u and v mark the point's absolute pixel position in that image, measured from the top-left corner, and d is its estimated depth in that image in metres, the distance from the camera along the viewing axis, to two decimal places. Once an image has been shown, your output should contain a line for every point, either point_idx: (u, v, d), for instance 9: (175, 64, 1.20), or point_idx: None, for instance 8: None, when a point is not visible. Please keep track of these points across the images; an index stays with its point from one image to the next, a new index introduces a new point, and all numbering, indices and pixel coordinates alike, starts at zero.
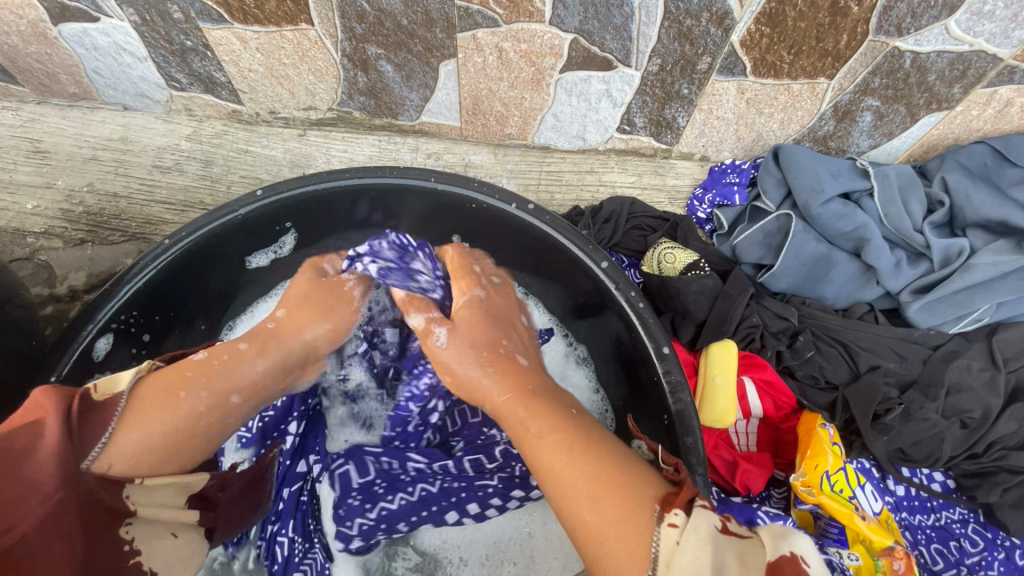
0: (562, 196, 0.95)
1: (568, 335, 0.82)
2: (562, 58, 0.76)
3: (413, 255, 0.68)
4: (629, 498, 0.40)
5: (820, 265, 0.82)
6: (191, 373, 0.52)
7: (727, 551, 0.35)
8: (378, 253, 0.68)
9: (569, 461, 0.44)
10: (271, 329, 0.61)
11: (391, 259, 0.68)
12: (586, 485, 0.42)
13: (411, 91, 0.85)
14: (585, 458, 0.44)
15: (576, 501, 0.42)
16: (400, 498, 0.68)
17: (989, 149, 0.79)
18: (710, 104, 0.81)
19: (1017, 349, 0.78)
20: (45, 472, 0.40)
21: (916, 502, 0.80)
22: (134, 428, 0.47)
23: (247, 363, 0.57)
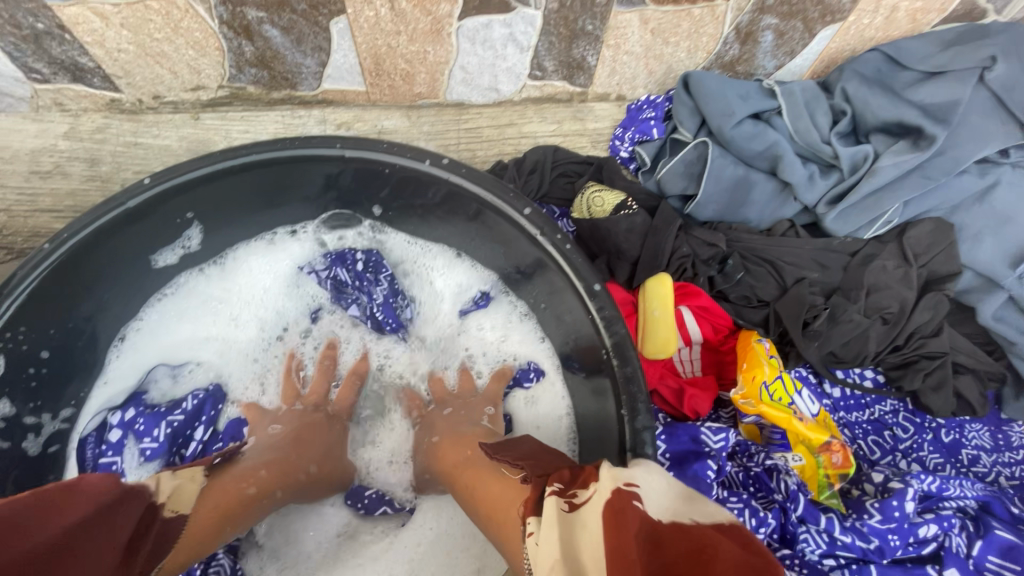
0: (484, 152, 0.93)
1: (510, 296, 0.81)
2: (458, 4, 0.72)
3: (372, 274, 0.81)
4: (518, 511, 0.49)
5: (740, 188, 0.83)
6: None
7: (570, 524, 0.40)
8: (341, 269, 0.82)
9: (492, 497, 0.54)
10: (304, 480, 0.66)
11: (350, 276, 0.81)
12: (489, 497, 0.55)
13: (304, 56, 0.79)
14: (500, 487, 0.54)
15: (478, 489, 0.58)
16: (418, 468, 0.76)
17: (882, 56, 0.80)
18: (616, 39, 0.81)
19: (926, 245, 0.82)
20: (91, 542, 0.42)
21: (851, 401, 0.85)
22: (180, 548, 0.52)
23: (268, 502, 0.62)
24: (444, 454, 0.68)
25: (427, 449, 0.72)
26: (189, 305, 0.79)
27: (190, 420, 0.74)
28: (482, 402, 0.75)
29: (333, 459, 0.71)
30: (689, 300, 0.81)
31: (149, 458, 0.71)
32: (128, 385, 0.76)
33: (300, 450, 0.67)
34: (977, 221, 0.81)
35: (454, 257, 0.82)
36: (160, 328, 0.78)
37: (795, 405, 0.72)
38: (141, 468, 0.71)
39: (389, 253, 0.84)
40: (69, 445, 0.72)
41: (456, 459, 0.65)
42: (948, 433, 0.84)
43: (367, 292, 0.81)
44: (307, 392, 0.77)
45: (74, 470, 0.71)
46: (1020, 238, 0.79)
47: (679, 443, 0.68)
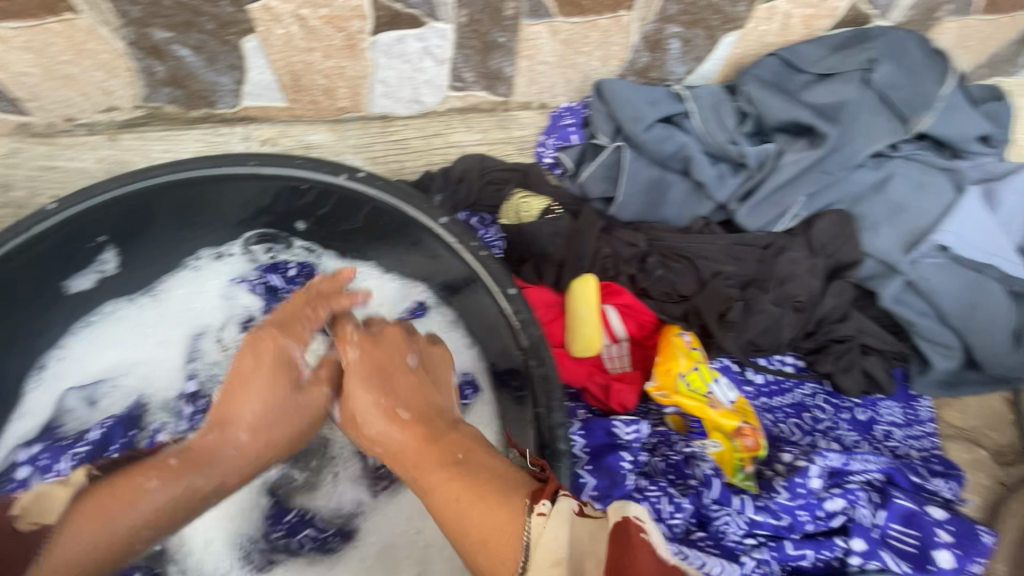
0: (412, 163, 0.94)
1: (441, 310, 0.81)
2: (369, 20, 0.74)
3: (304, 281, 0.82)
4: (508, 529, 0.50)
5: (657, 188, 0.87)
6: (127, 505, 0.60)
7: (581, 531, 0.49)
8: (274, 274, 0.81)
9: (461, 510, 0.53)
10: (231, 455, 0.65)
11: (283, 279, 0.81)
12: (481, 518, 0.51)
13: (219, 74, 0.79)
14: (471, 496, 0.53)
15: (452, 501, 0.54)
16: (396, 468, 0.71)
17: (780, 60, 0.86)
18: (530, 49, 0.84)
19: (831, 236, 0.86)
20: None
21: (773, 386, 0.89)
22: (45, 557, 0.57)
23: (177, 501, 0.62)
24: (411, 435, 0.59)
25: (369, 411, 0.61)
26: (110, 334, 0.77)
27: (97, 450, 0.71)
28: (444, 364, 0.67)
29: (270, 414, 0.66)
30: (613, 298, 0.83)
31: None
32: (43, 419, 0.73)
33: (203, 465, 0.64)
34: (875, 212, 0.87)
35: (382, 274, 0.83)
36: (78, 360, 0.75)
37: (712, 394, 0.75)
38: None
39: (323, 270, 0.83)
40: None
41: (424, 458, 0.58)
42: (864, 412, 0.89)
43: None
44: (263, 336, 0.66)
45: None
46: (912, 227, 0.85)
47: (596, 437, 0.72)
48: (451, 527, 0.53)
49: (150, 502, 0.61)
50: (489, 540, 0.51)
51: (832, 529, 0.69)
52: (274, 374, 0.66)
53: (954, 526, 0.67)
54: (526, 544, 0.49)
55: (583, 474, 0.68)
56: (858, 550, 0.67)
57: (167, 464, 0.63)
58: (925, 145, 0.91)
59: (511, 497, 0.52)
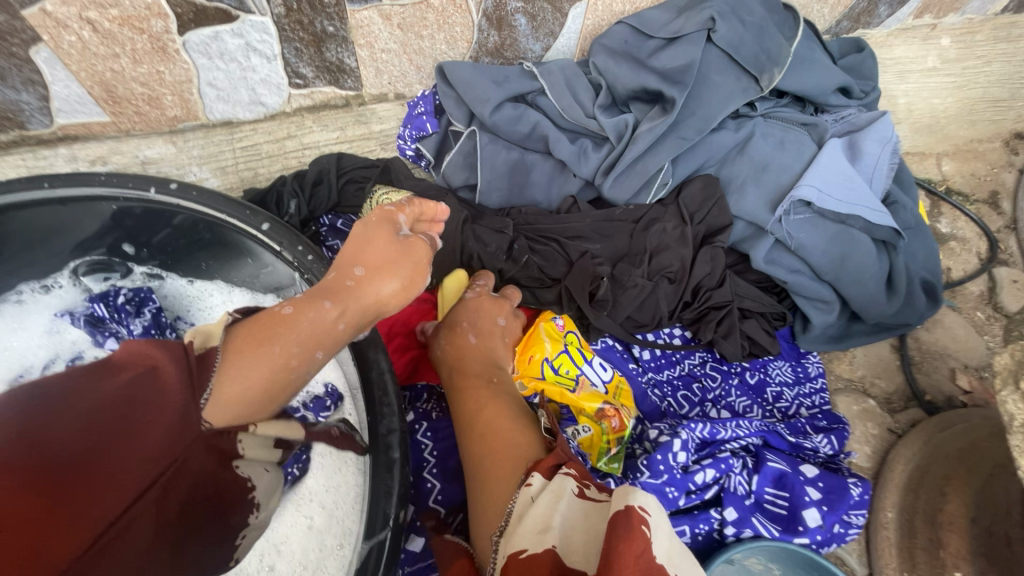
0: (265, 169, 0.89)
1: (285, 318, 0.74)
2: (171, 18, 0.69)
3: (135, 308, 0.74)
4: (513, 456, 0.56)
5: (519, 171, 0.84)
6: (282, 328, 0.51)
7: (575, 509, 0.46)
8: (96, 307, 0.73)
9: (484, 415, 0.62)
10: (349, 286, 0.59)
11: (107, 311, 0.73)
12: (496, 435, 0.59)
13: (18, 92, 0.72)
14: (508, 432, 0.59)
15: (482, 432, 0.60)
16: None
17: (627, 28, 0.84)
18: (366, 37, 0.79)
19: (699, 202, 0.85)
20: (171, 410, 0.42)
21: (662, 359, 0.87)
22: (227, 375, 0.46)
23: (307, 363, 0.52)
24: (470, 365, 0.69)
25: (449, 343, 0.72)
26: None
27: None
28: (498, 307, 0.74)
29: (396, 262, 0.63)
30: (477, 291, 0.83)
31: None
32: None
33: (326, 296, 0.57)
34: (740, 173, 0.86)
35: (225, 289, 0.79)
36: None
37: (583, 376, 0.73)
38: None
39: (167, 297, 0.78)
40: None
41: (478, 394, 0.65)
42: (753, 374, 0.88)
43: (127, 326, 0.73)
44: (380, 221, 0.66)
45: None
46: (776, 185, 0.84)
47: None
48: (467, 417, 0.63)
49: (296, 324, 0.52)
50: (499, 447, 0.57)
51: (708, 501, 0.69)
52: (379, 236, 0.64)
53: (824, 482, 0.68)
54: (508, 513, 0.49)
55: (429, 478, 0.69)
56: (731, 520, 0.66)
57: (324, 301, 0.56)
58: (785, 102, 0.90)
59: (516, 457, 0.55)
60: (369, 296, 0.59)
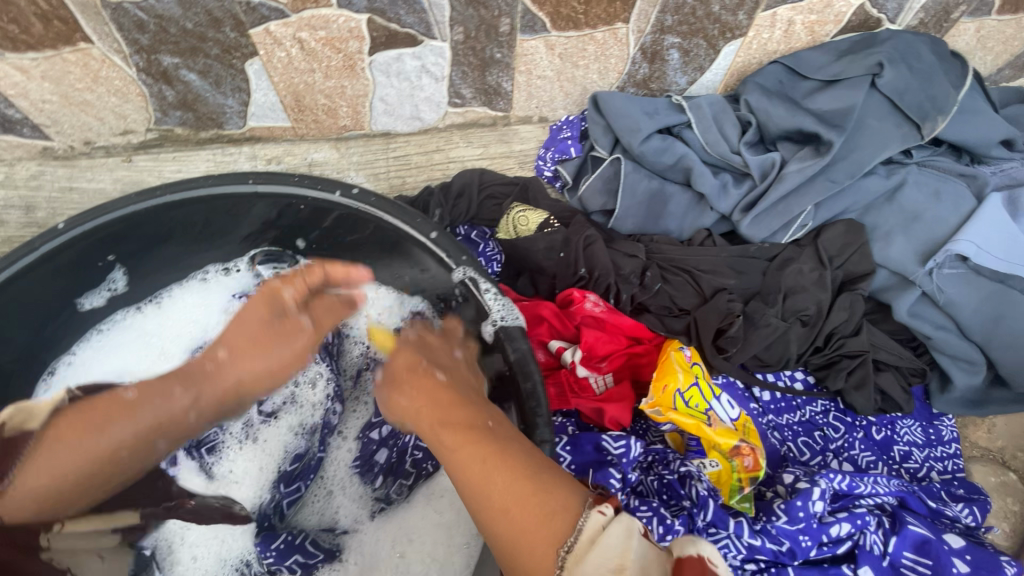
0: (413, 179, 0.95)
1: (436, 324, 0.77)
2: (366, 41, 0.76)
3: None
4: (548, 507, 0.49)
5: (657, 200, 0.86)
6: (120, 414, 0.60)
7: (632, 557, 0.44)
8: None
9: (486, 478, 0.52)
10: (213, 369, 0.65)
11: None
12: (507, 497, 0.51)
13: (226, 97, 0.82)
14: (518, 478, 0.51)
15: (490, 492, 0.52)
16: (400, 483, 0.72)
17: (783, 67, 0.85)
18: (527, 64, 0.84)
19: (839, 246, 0.84)
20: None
21: (782, 403, 0.85)
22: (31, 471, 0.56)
23: (134, 453, 0.61)
24: (445, 422, 0.59)
25: (406, 406, 0.63)
26: (125, 341, 0.79)
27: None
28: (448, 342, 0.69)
29: (270, 359, 0.66)
30: (575, 315, 0.80)
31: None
32: None
33: (201, 377, 0.65)
34: (887, 222, 0.84)
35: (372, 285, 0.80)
36: (95, 360, 0.77)
37: (713, 412, 0.72)
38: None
39: None
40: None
41: (466, 459, 0.54)
42: (880, 431, 0.84)
43: None
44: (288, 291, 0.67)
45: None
46: (928, 236, 0.81)
47: (583, 452, 0.70)
48: (469, 486, 0.53)
49: (136, 417, 0.61)
50: (535, 492, 0.50)
51: (839, 555, 0.67)
52: (258, 306, 0.66)
53: (973, 556, 0.64)
54: (579, 531, 0.47)
55: None
56: None
57: (173, 387, 0.63)
58: (941, 151, 0.87)
59: (561, 490, 0.50)
60: (237, 381, 0.66)
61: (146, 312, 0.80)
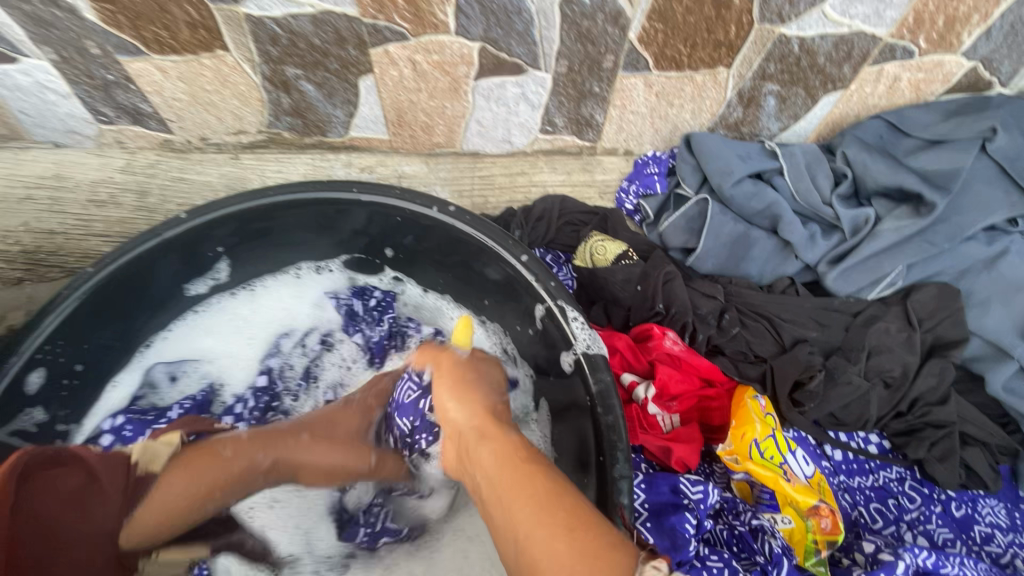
0: (495, 199, 0.99)
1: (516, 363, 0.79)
2: (475, 66, 0.80)
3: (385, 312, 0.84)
4: (599, 548, 0.41)
5: (740, 244, 0.86)
6: (217, 461, 0.62)
7: None
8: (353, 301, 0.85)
9: (528, 507, 0.45)
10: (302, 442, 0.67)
11: (358, 307, 0.85)
12: (546, 533, 0.43)
13: (334, 108, 0.87)
14: (567, 516, 0.44)
15: (525, 533, 0.44)
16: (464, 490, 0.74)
17: (885, 123, 0.85)
18: (622, 99, 0.86)
19: (931, 309, 0.81)
20: (107, 516, 0.55)
21: (854, 465, 0.81)
22: (154, 505, 0.57)
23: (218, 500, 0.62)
24: (489, 459, 0.51)
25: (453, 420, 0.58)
26: (215, 324, 0.83)
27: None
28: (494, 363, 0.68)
29: (347, 447, 0.69)
30: (652, 350, 0.79)
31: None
32: (133, 388, 0.77)
33: (288, 440, 0.66)
34: (984, 289, 0.81)
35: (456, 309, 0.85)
36: (184, 337, 0.81)
37: (788, 465, 0.72)
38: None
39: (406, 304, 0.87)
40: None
41: (513, 482, 0.48)
42: (959, 507, 0.79)
43: (370, 327, 0.84)
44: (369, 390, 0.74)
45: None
46: None
47: (658, 492, 0.70)
48: (508, 515, 0.46)
49: (231, 466, 0.62)
50: (575, 526, 0.43)
51: None
52: (341, 409, 0.71)
53: None
54: None
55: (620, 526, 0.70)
56: None
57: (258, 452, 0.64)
58: None
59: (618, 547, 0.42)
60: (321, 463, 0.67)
61: (238, 302, 0.84)
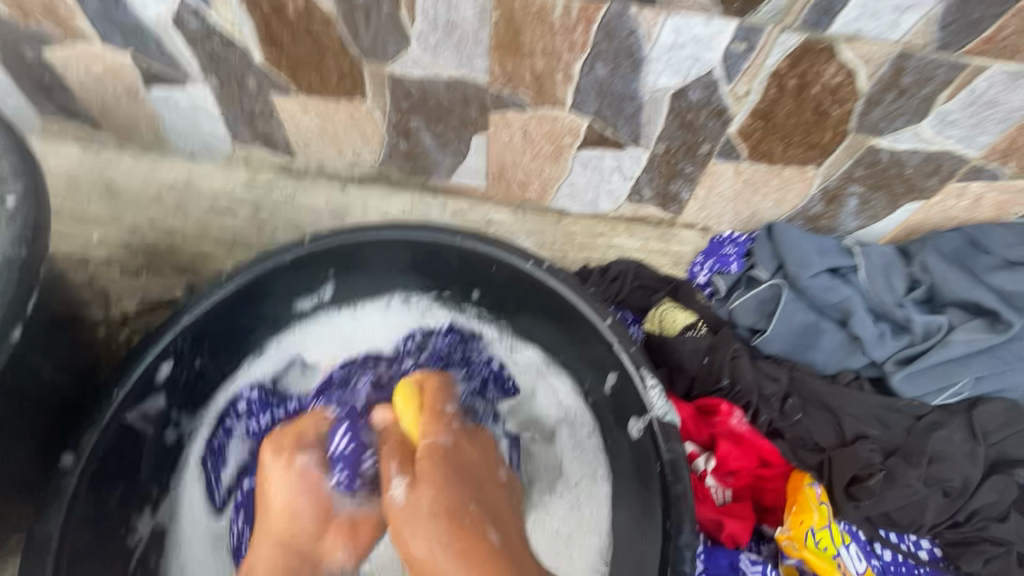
0: (573, 254, 1.04)
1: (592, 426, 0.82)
2: (580, 137, 0.87)
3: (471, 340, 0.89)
4: None
5: (809, 332, 0.89)
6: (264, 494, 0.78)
7: None
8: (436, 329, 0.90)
9: None
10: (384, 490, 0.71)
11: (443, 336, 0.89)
12: None
13: (444, 156, 0.96)
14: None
15: None
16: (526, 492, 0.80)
17: (965, 237, 0.89)
18: (710, 182, 0.92)
19: (998, 423, 0.82)
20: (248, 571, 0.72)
21: (903, 567, 0.80)
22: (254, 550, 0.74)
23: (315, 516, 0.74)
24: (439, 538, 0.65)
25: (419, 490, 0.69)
26: (323, 339, 0.90)
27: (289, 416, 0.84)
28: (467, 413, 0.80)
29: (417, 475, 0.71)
30: (716, 425, 0.83)
31: (251, 437, 0.82)
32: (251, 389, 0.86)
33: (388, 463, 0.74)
34: None
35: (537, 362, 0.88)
36: (298, 350, 0.89)
37: (840, 558, 0.77)
38: (242, 441, 0.82)
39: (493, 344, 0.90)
40: (195, 430, 0.82)
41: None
42: None
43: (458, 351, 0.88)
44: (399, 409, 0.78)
45: (197, 451, 0.82)
46: None
47: (716, 564, 0.77)
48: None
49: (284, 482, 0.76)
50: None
51: None
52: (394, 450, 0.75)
53: None
54: None
55: None
56: None
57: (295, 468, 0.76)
58: None
59: None
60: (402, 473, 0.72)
61: (328, 325, 0.91)
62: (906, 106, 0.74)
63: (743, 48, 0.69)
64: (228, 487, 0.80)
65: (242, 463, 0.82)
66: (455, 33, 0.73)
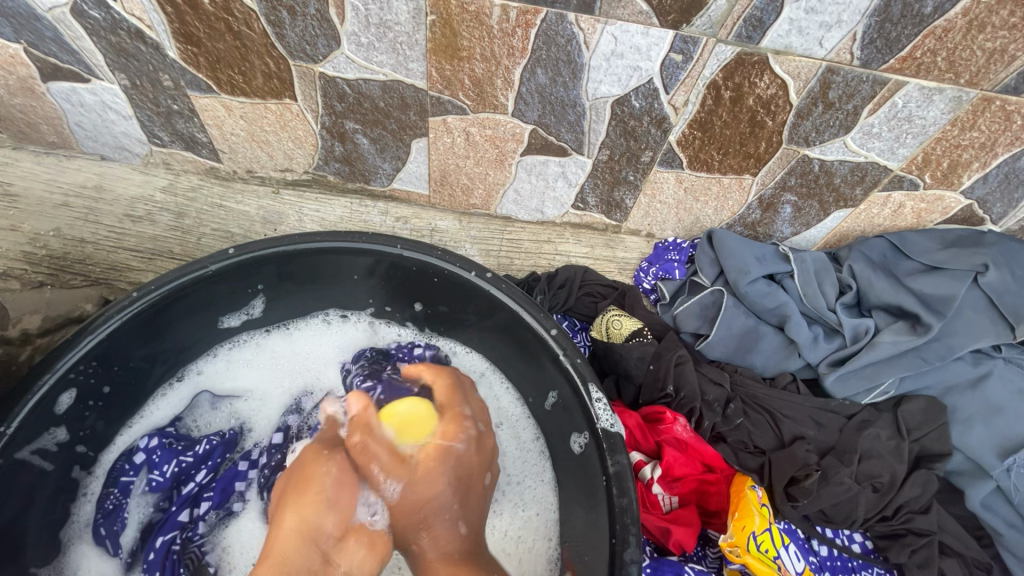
0: (520, 262, 1.02)
1: (538, 437, 0.79)
2: (523, 144, 0.85)
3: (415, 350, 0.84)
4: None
5: (750, 336, 0.92)
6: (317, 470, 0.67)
7: None
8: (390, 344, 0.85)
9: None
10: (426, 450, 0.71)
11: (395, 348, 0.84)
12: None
13: (383, 161, 0.92)
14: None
15: None
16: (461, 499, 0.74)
17: (887, 243, 0.95)
18: (653, 190, 0.92)
19: (918, 420, 0.87)
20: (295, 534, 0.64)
21: (838, 562, 0.83)
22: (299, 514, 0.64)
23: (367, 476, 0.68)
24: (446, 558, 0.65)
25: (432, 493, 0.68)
26: (253, 360, 0.83)
27: (198, 462, 0.73)
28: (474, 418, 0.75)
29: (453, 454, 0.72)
30: (662, 433, 0.83)
31: (153, 489, 0.71)
32: (172, 411, 0.78)
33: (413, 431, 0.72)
34: (967, 407, 0.88)
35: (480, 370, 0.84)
36: (226, 370, 0.82)
37: (781, 560, 0.78)
38: (143, 497, 0.71)
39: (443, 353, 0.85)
40: (85, 487, 0.72)
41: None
42: None
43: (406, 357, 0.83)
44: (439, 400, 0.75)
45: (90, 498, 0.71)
46: (1006, 432, 0.86)
47: None
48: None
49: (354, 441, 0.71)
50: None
51: None
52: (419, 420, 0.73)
53: None
54: None
55: None
56: None
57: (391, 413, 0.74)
58: None
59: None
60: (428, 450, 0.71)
61: (262, 343, 0.84)
62: (834, 119, 0.76)
63: (681, 59, 0.69)
64: (129, 552, 0.68)
65: (145, 521, 0.70)
66: (389, 34, 0.70)
